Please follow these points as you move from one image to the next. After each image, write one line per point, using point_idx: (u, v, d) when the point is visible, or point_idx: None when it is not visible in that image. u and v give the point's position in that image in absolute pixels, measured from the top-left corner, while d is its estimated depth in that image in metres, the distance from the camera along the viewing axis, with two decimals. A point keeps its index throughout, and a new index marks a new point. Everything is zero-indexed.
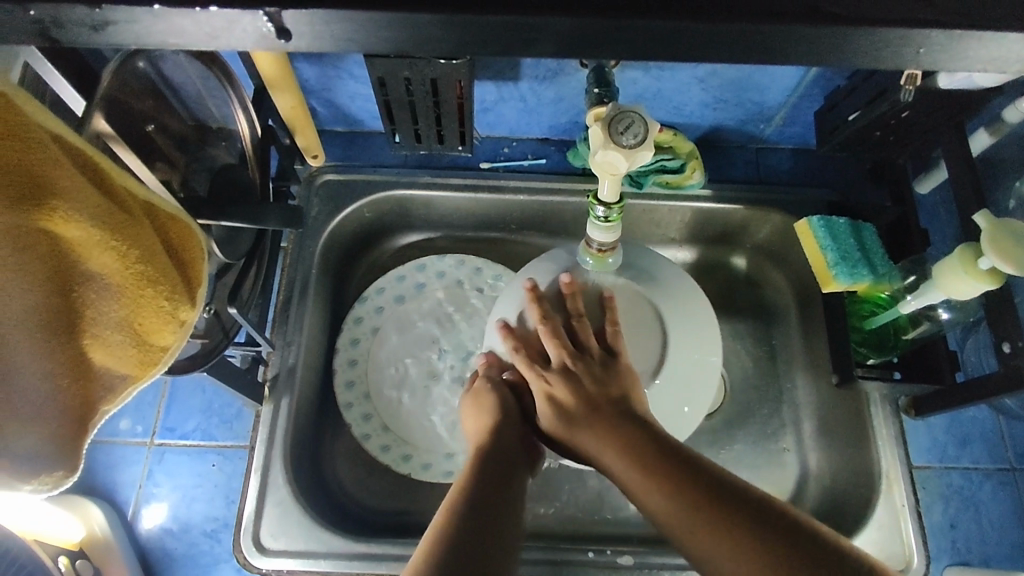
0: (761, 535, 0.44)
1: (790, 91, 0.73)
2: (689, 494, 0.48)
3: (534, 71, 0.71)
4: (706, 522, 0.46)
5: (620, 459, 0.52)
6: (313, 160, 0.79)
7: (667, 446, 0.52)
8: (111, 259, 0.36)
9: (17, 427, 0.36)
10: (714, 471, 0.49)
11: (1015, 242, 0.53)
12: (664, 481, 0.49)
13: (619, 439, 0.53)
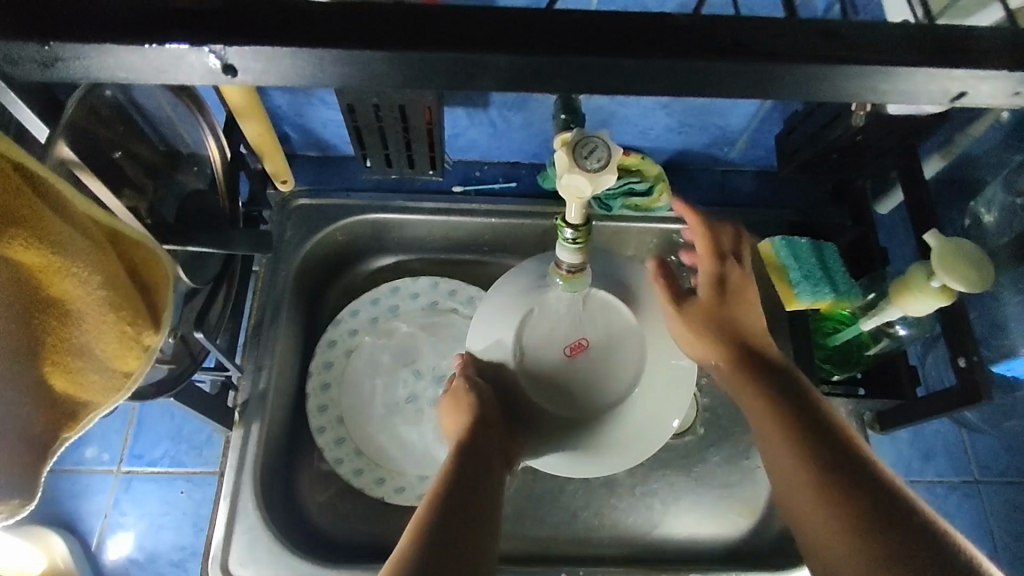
0: (868, 498, 0.47)
1: (751, 116, 0.75)
2: (826, 463, 0.50)
3: (502, 98, 0.73)
4: (830, 495, 0.48)
5: (763, 415, 0.56)
6: (285, 185, 0.80)
7: (810, 414, 0.54)
8: (75, 285, 0.37)
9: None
10: (846, 440, 0.52)
11: (963, 259, 0.56)
12: (801, 435, 0.53)
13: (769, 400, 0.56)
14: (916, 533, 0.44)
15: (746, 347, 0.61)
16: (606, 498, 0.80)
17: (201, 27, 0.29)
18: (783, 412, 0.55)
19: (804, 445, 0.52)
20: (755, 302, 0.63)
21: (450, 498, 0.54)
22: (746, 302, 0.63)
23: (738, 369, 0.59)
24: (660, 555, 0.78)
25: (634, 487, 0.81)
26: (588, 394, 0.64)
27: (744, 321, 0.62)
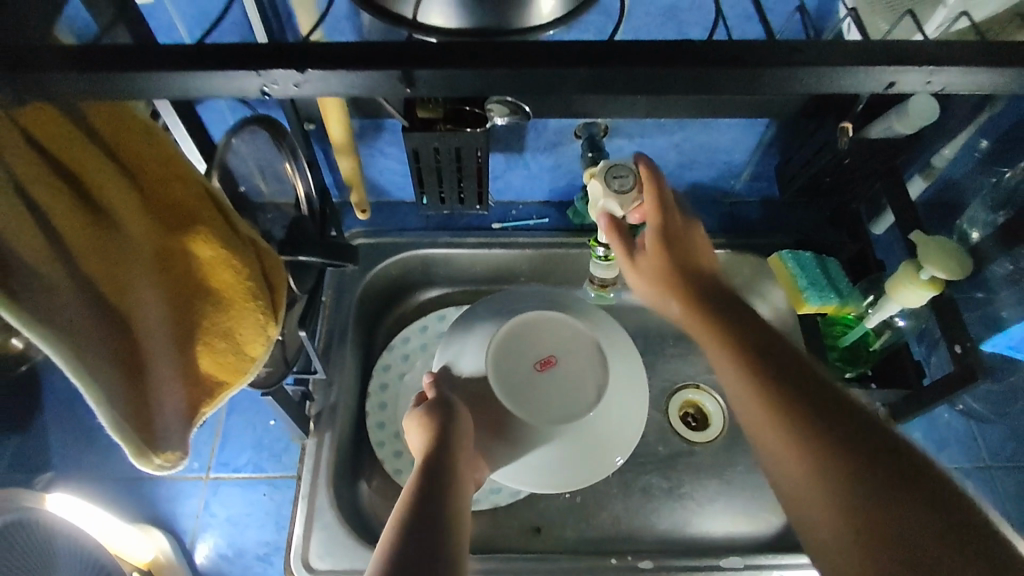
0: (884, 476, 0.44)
1: (750, 150, 0.88)
2: (792, 414, 0.49)
3: (537, 142, 0.86)
4: (807, 448, 0.48)
5: (727, 361, 0.55)
6: (366, 213, 0.93)
7: (768, 356, 0.54)
8: (229, 275, 0.46)
9: (168, 419, 0.45)
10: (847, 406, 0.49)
11: (944, 252, 0.65)
12: (796, 421, 0.49)
13: (733, 343, 0.56)
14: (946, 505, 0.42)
15: (704, 291, 0.61)
16: (645, 501, 0.86)
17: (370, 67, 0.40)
18: (769, 390, 0.51)
19: (769, 393, 0.51)
20: (704, 252, 0.64)
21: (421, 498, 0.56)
22: (692, 248, 0.64)
23: (704, 326, 0.59)
24: (699, 551, 0.84)
25: (670, 489, 0.87)
26: (548, 401, 0.75)
27: (692, 269, 0.62)
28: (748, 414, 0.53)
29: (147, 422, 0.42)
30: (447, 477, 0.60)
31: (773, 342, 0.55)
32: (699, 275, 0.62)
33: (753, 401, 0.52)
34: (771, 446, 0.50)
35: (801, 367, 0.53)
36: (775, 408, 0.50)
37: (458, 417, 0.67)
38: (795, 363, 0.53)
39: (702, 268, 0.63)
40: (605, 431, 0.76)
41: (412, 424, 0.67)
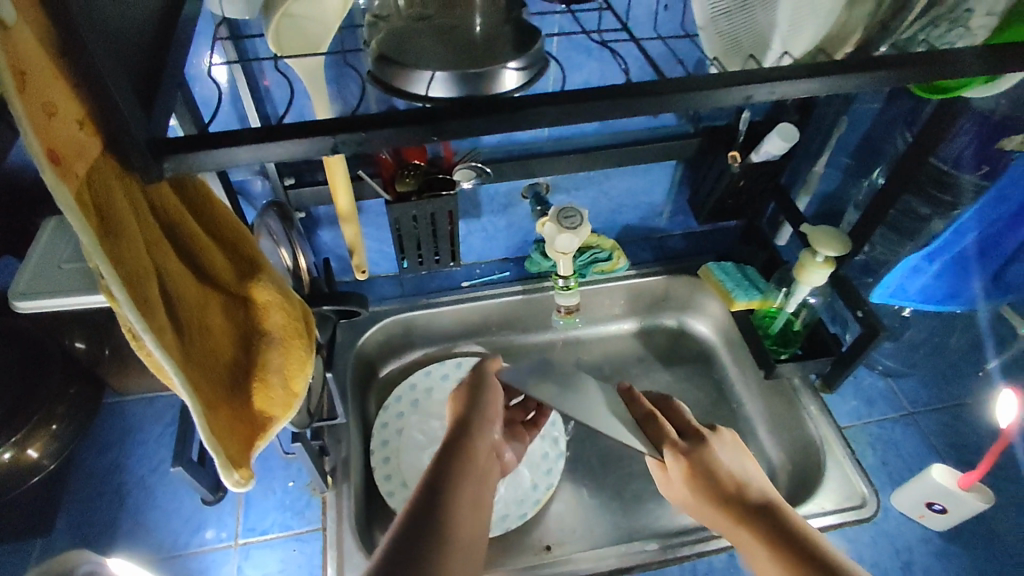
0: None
1: (665, 189, 1.07)
2: (785, 550, 0.57)
3: (491, 207, 1.02)
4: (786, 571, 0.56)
5: (749, 538, 0.61)
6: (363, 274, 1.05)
7: (758, 502, 0.64)
8: (280, 317, 0.55)
9: (238, 448, 0.52)
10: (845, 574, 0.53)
11: (827, 234, 0.82)
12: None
13: (758, 526, 0.61)
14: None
15: (746, 509, 0.63)
16: (639, 501, 0.95)
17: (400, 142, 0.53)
18: (777, 562, 0.57)
19: (765, 531, 0.60)
20: (743, 479, 0.66)
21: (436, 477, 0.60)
22: (726, 484, 0.66)
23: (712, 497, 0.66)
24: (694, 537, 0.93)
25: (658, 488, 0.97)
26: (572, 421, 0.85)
27: (731, 492, 0.65)
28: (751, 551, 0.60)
29: (223, 440, 0.50)
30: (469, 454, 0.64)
31: (768, 511, 0.62)
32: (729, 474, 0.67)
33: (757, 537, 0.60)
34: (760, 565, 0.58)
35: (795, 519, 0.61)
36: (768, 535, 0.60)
37: (491, 393, 0.71)
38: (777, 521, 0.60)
39: (747, 501, 0.64)
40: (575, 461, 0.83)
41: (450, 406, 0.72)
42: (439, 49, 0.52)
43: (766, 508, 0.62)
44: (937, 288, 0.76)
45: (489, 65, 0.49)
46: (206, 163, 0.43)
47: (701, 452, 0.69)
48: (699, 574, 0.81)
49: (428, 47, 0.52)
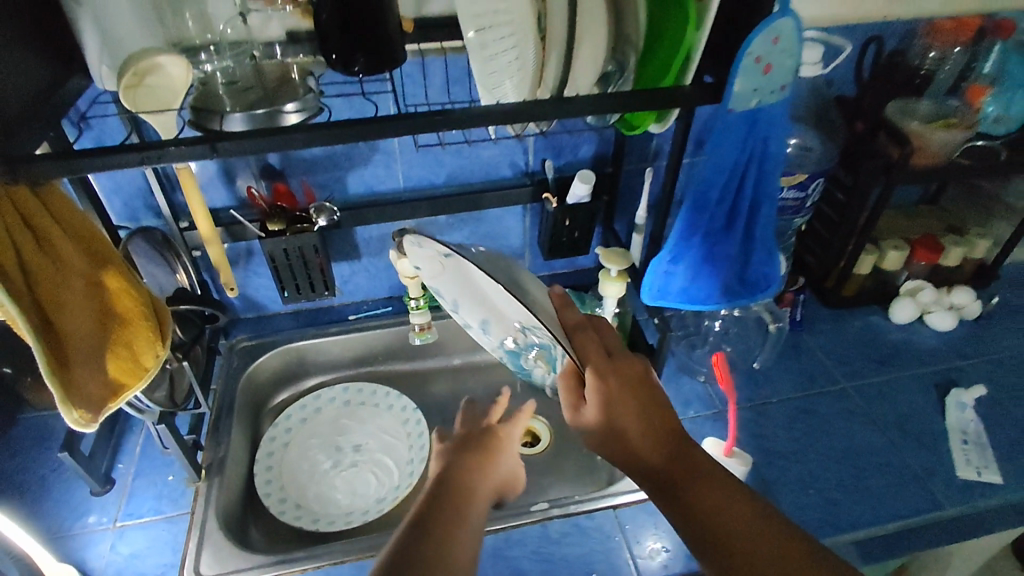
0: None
1: (520, 233, 1.26)
2: (694, 498, 0.61)
3: (369, 249, 1.21)
4: (703, 523, 0.60)
5: (658, 487, 0.63)
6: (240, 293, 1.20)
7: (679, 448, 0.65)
8: (131, 302, 0.74)
9: (86, 396, 0.69)
10: (738, 530, 0.59)
11: (616, 255, 1.01)
12: (704, 521, 0.60)
13: (673, 471, 0.63)
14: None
15: (657, 445, 0.65)
16: None
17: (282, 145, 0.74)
18: (679, 507, 0.61)
19: (683, 480, 0.63)
20: (663, 424, 0.67)
21: (417, 533, 0.59)
22: (648, 414, 0.67)
23: (640, 437, 0.65)
24: None
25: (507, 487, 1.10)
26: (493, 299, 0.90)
27: (652, 430, 0.66)
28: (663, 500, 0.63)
29: (74, 389, 0.67)
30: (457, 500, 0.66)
31: (691, 460, 0.64)
32: (653, 412, 0.67)
33: (671, 489, 0.63)
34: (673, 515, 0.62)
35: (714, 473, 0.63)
36: (689, 486, 0.62)
37: (472, 453, 0.74)
38: (697, 465, 0.64)
39: (662, 443, 0.65)
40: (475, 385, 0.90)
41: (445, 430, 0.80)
42: (249, 99, 0.72)
43: (671, 441, 0.65)
44: (695, 291, 0.91)
45: (273, 106, 0.69)
46: (72, 169, 0.60)
47: (626, 391, 0.68)
48: (515, 543, 0.93)
49: (231, 100, 0.71)
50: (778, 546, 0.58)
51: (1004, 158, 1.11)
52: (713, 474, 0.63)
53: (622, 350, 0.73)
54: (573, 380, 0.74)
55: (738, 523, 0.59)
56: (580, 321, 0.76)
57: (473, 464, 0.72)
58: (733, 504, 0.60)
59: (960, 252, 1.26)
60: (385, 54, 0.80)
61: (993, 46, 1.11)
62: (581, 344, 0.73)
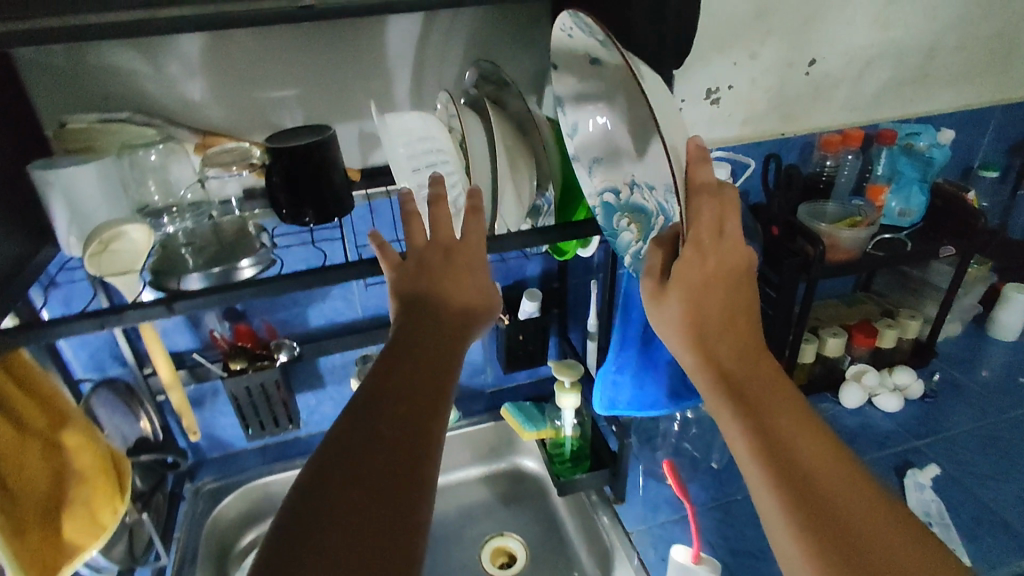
0: (824, 517, 0.52)
1: (481, 351, 1.32)
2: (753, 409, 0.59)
3: (333, 378, 1.23)
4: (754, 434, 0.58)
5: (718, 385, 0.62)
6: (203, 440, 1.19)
7: (754, 362, 0.64)
8: (92, 458, 0.75)
9: (37, 562, 0.68)
10: (799, 445, 0.57)
11: (567, 367, 1.07)
12: (757, 426, 0.58)
13: (737, 376, 0.62)
14: (851, 526, 0.52)
15: (733, 347, 0.64)
16: None
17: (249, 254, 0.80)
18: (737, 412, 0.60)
19: (752, 386, 0.62)
20: (748, 334, 0.65)
21: (366, 413, 0.54)
22: (730, 311, 0.65)
23: (714, 333, 0.65)
24: None
25: None
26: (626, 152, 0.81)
27: (730, 336, 0.65)
28: (719, 398, 0.62)
29: (23, 559, 0.66)
30: (413, 366, 0.58)
31: (762, 371, 0.63)
32: (738, 308, 0.65)
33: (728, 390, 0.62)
34: (723, 418, 0.61)
35: (780, 390, 0.62)
36: (746, 397, 0.60)
37: (434, 298, 0.66)
38: (771, 380, 0.62)
39: (737, 346, 0.64)
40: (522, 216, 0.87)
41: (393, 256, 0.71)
42: (213, 256, 0.79)
43: (745, 351, 0.64)
44: (644, 397, 0.97)
45: (228, 263, 0.76)
46: (38, 337, 0.66)
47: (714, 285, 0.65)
48: None
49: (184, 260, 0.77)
50: (835, 465, 0.56)
51: (909, 247, 1.23)
52: (784, 390, 0.62)
53: (735, 231, 0.65)
54: (663, 253, 0.71)
55: (800, 439, 0.57)
56: (709, 181, 0.64)
57: (438, 314, 0.64)
58: (803, 420, 0.59)
59: (895, 333, 1.34)
60: (334, 204, 0.89)
61: (881, 149, 1.29)
62: (696, 216, 0.63)
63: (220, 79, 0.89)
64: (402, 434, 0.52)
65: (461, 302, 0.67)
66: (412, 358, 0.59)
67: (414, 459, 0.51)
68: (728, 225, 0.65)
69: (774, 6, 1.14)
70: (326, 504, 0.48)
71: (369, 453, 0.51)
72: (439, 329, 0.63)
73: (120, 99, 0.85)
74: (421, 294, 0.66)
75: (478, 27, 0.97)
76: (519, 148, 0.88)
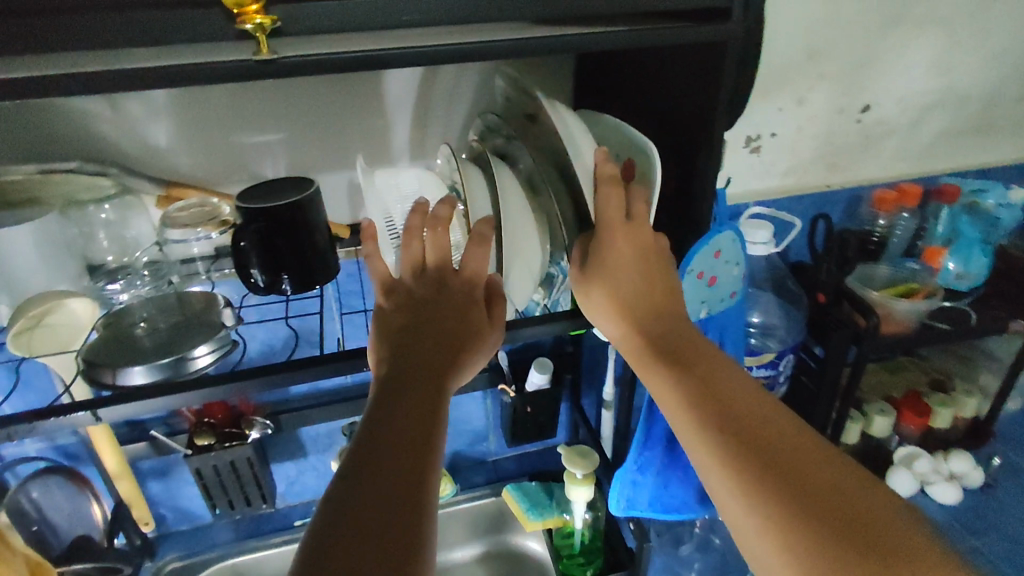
0: (813, 511, 0.45)
1: (485, 417, 1.18)
2: (705, 406, 0.54)
3: (316, 447, 1.10)
4: (716, 430, 0.52)
5: (663, 381, 0.57)
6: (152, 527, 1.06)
7: (703, 354, 0.58)
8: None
9: None
10: (788, 451, 0.49)
11: (581, 455, 0.94)
12: (716, 421, 0.52)
13: (680, 370, 0.57)
14: (869, 533, 0.43)
15: (671, 339, 0.60)
16: None
17: (211, 326, 0.68)
18: (689, 412, 0.54)
19: (702, 382, 0.56)
20: (692, 343, 0.59)
21: (373, 429, 0.50)
22: (655, 296, 0.62)
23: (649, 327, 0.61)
24: None
25: None
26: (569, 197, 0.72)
27: (678, 347, 0.59)
28: (668, 400, 0.56)
29: None
30: (410, 379, 0.54)
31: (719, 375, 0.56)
32: (663, 300, 0.62)
33: (676, 386, 0.56)
34: (676, 421, 0.55)
35: (733, 379, 0.56)
36: (701, 394, 0.55)
37: (436, 310, 0.60)
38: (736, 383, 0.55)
39: (669, 341, 0.60)
40: (518, 274, 0.71)
41: (387, 271, 0.64)
42: (173, 336, 0.67)
43: (684, 342, 0.59)
44: (669, 497, 0.84)
45: (181, 351, 0.63)
46: None
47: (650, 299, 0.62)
48: None
49: (132, 346, 0.65)
50: (813, 451, 0.49)
51: (973, 319, 1.09)
52: (756, 390, 0.55)
53: (644, 214, 0.62)
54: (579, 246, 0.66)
55: (789, 440, 0.50)
56: (614, 174, 0.62)
57: (443, 327, 0.59)
58: (765, 411, 0.53)
59: (950, 412, 1.20)
60: (316, 270, 0.76)
61: (940, 209, 1.15)
62: (601, 200, 0.61)
63: (190, 122, 0.76)
64: (408, 451, 0.49)
65: (462, 318, 0.60)
66: (412, 376, 0.55)
67: (411, 470, 0.48)
68: (632, 207, 0.63)
69: (829, 46, 1.01)
70: (346, 533, 0.44)
71: (385, 480, 0.47)
72: (433, 338, 0.58)
73: (70, 144, 0.73)
74: (417, 309, 0.60)
75: (492, 66, 0.83)
76: (534, 211, 0.72)
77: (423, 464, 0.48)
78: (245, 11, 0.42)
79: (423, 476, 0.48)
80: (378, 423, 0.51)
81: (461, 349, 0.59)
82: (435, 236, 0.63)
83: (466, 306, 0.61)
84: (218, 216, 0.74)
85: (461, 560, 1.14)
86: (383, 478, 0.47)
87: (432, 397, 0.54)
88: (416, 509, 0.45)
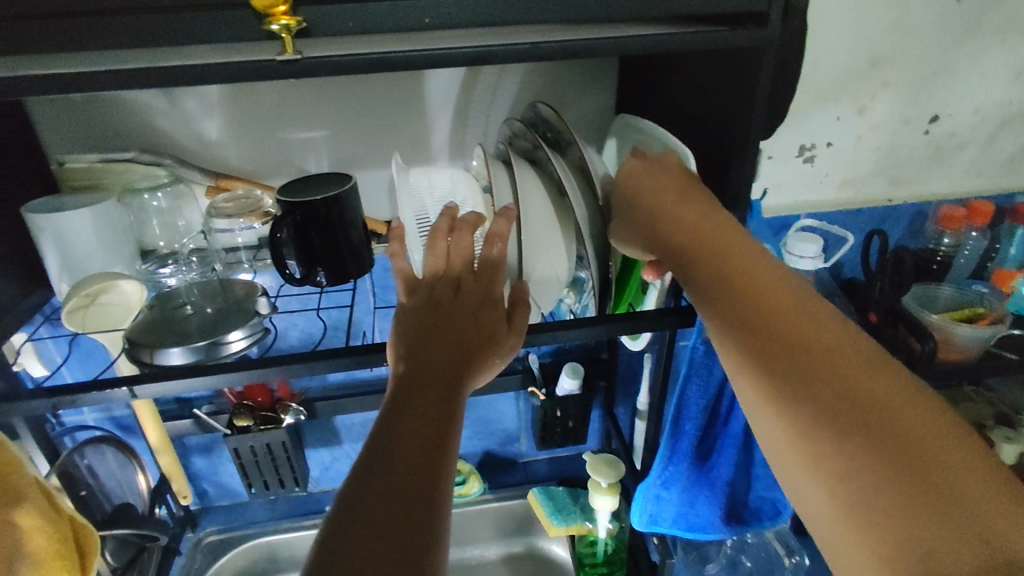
0: (900, 474, 0.40)
1: (516, 418, 1.18)
2: (765, 354, 0.47)
3: (349, 435, 1.13)
4: (780, 388, 0.46)
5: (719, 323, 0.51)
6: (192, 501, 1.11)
7: (757, 281, 0.51)
8: (48, 537, 0.66)
9: None
10: (884, 415, 0.42)
11: (607, 464, 0.92)
12: (780, 374, 0.46)
13: (734, 304, 0.50)
14: (969, 514, 0.38)
15: (722, 266, 0.52)
16: None
17: (247, 312, 0.71)
18: (751, 362, 0.48)
19: (760, 321, 0.49)
20: (758, 280, 0.51)
21: (390, 424, 0.51)
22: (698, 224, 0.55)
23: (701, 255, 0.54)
24: None
25: None
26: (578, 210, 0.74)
27: (737, 278, 0.51)
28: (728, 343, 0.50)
29: None
30: (426, 376, 0.55)
31: (800, 333, 0.47)
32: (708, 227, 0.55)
33: (733, 329, 0.50)
34: (739, 369, 0.49)
35: (798, 312, 0.48)
36: (759, 338, 0.48)
37: (452, 312, 0.61)
38: (814, 332, 0.47)
39: (721, 271, 0.52)
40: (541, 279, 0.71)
41: (412, 269, 0.66)
42: (211, 320, 0.70)
43: (737, 268, 0.52)
44: (694, 516, 0.81)
45: (215, 336, 0.67)
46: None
47: (701, 243, 0.54)
48: None
49: (173, 329, 0.68)
50: (896, 398, 0.43)
51: None
52: (838, 336, 0.46)
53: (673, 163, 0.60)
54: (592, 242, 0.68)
55: (892, 408, 0.42)
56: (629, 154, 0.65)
57: (457, 327, 0.60)
58: (834, 349, 0.45)
59: (1016, 447, 1.11)
60: (349, 263, 0.78)
61: (1015, 228, 1.07)
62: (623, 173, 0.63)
63: (240, 117, 0.80)
64: (422, 448, 0.49)
65: (480, 322, 0.61)
66: (427, 373, 0.55)
67: (427, 472, 0.48)
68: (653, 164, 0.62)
69: (894, 53, 0.95)
70: (360, 529, 0.44)
71: (397, 477, 0.47)
72: (452, 339, 0.58)
73: (130, 135, 0.78)
74: (431, 310, 0.61)
75: (532, 70, 0.83)
76: (561, 217, 0.72)
77: (444, 461, 0.49)
78: (273, 12, 0.44)
79: (436, 474, 0.48)
80: (394, 419, 0.51)
81: (478, 352, 0.59)
82: (460, 240, 0.65)
83: (482, 313, 0.61)
84: (260, 210, 0.78)
85: (485, 558, 1.15)
86: (397, 476, 0.47)
87: (450, 396, 0.54)
88: (428, 510, 0.46)
